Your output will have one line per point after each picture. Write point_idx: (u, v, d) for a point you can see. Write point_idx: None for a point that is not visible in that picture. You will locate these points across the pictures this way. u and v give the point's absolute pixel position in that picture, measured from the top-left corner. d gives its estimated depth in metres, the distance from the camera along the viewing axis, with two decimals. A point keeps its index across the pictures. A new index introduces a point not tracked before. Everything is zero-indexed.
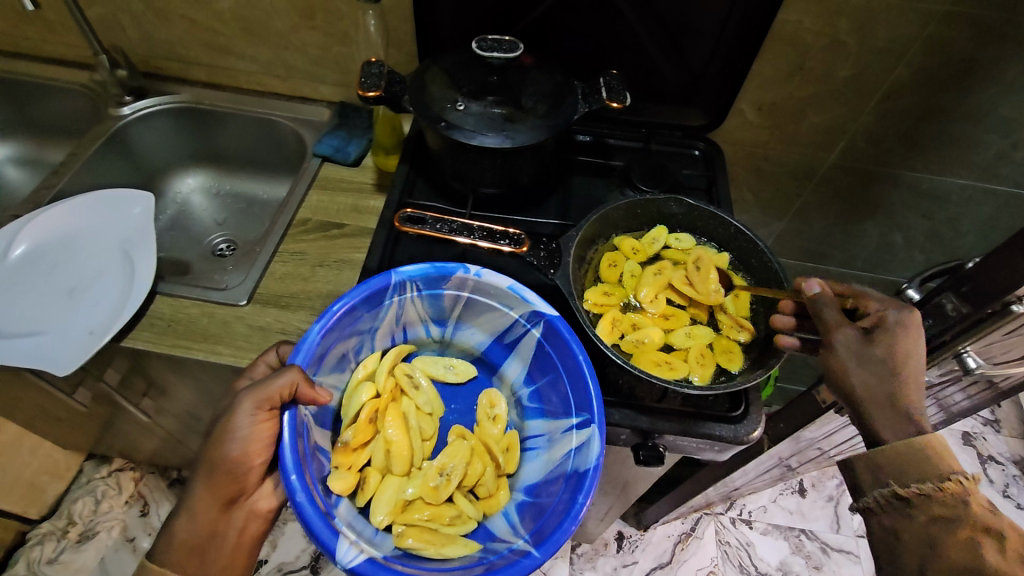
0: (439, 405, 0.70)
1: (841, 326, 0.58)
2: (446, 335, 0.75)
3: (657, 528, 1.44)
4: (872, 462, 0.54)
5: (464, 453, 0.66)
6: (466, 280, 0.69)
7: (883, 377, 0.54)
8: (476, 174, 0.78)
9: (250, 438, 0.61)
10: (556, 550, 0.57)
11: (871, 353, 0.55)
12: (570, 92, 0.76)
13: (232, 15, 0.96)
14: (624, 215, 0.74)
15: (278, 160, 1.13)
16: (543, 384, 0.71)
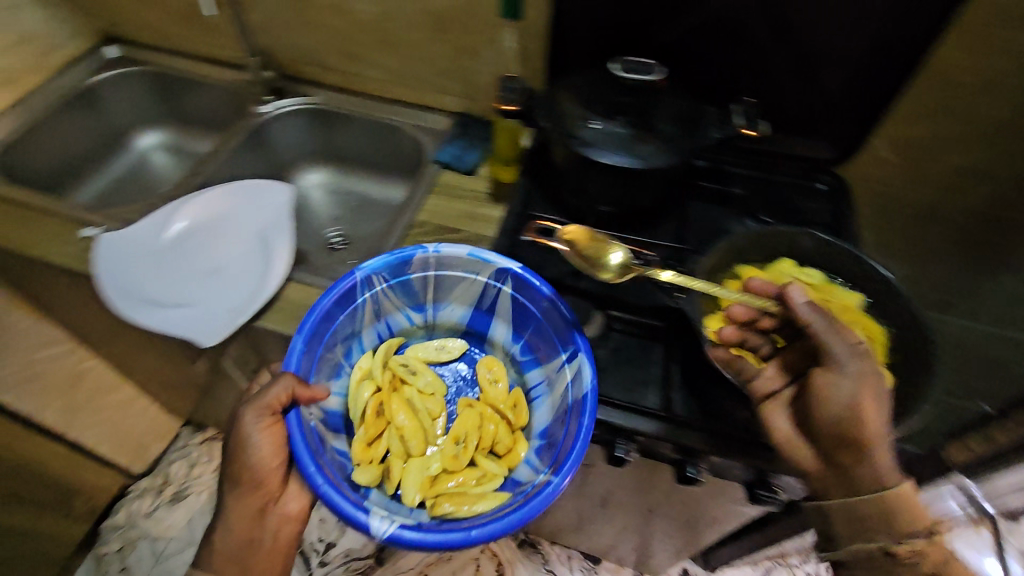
0: (439, 385, 0.79)
1: (844, 353, 0.54)
2: (428, 318, 0.84)
3: (726, 569, 1.39)
4: (852, 513, 0.52)
5: (474, 419, 0.75)
6: (426, 259, 0.78)
7: (868, 415, 0.51)
8: (596, 193, 0.79)
9: (261, 449, 0.70)
10: (576, 469, 0.64)
11: (846, 386, 0.52)
12: (702, 118, 0.75)
13: (371, 26, 1.01)
14: (753, 244, 0.72)
15: (394, 164, 1.19)
16: (529, 336, 0.80)
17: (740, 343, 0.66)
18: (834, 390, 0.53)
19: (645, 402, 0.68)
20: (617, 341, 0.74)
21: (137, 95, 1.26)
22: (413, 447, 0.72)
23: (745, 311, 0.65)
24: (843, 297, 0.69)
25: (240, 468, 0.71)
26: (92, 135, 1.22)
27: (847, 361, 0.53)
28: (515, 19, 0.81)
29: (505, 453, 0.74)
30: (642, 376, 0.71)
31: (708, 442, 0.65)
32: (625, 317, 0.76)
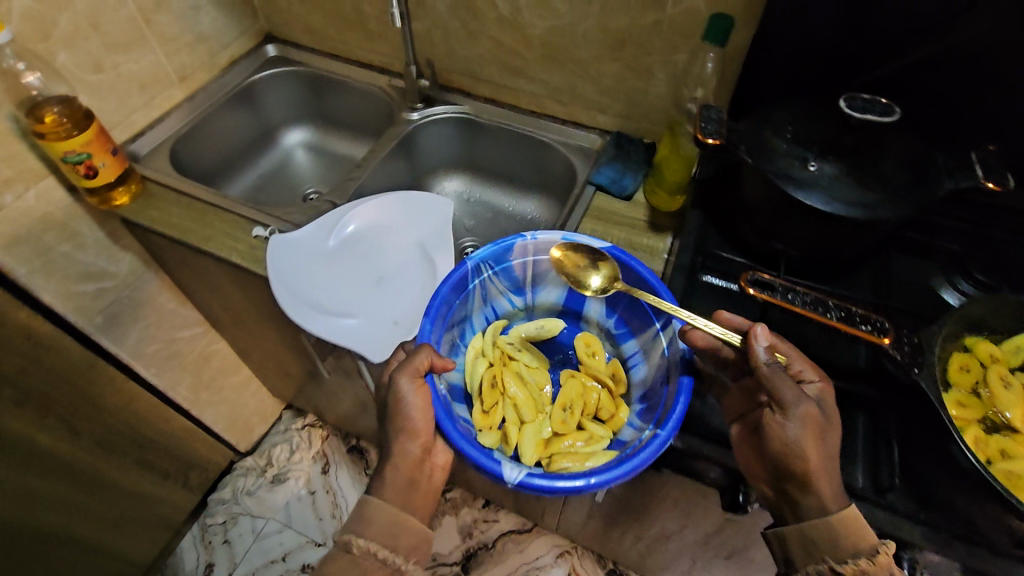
0: (543, 359, 0.79)
1: (795, 398, 0.58)
2: (528, 301, 0.84)
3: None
4: (805, 535, 0.57)
5: (576, 389, 0.75)
6: (527, 246, 0.78)
7: (812, 451, 0.57)
8: (793, 237, 0.73)
9: (419, 403, 0.69)
10: (679, 425, 0.65)
11: (795, 427, 0.57)
12: (932, 165, 0.67)
13: (540, 41, 1.00)
14: (992, 313, 0.63)
15: (535, 179, 1.16)
16: (624, 311, 0.79)
17: (981, 429, 0.58)
18: (793, 432, 0.57)
19: (847, 482, 0.60)
20: None
21: (289, 93, 1.30)
22: (531, 416, 0.72)
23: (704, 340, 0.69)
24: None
25: (399, 420, 0.69)
26: (247, 130, 1.27)
27: (796, 404, 0.58)
28: (719, 44, 0.76)
29: (608, 420, 0.73)
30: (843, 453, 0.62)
31: (930, 537, 0.57)
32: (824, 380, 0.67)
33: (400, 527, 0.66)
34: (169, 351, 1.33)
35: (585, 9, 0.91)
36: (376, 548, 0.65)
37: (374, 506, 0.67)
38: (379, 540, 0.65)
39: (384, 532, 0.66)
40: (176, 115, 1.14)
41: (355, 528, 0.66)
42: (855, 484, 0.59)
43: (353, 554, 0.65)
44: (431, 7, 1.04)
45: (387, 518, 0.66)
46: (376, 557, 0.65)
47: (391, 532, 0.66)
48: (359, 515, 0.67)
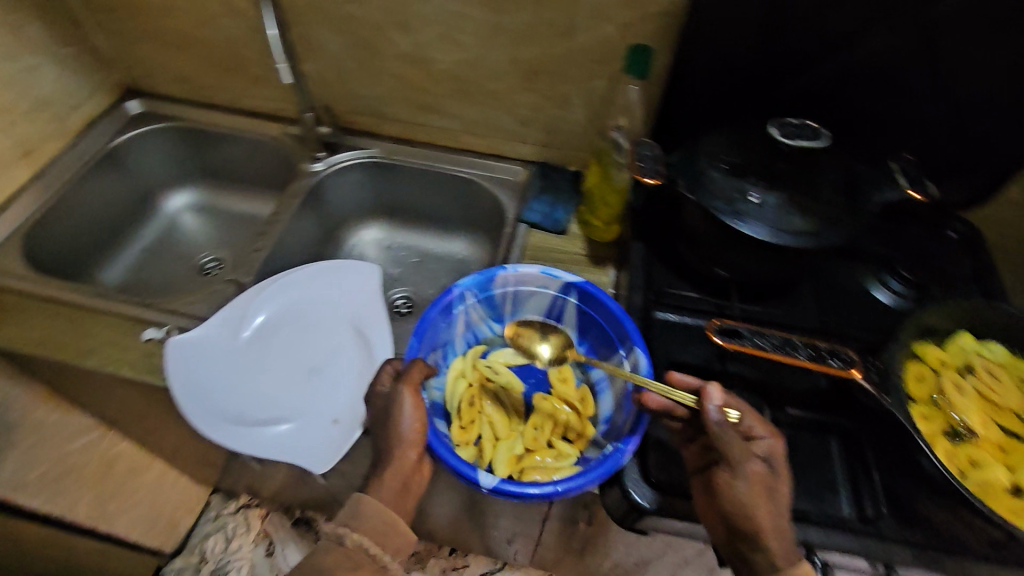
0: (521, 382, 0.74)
1: (740, 455, 0.55)
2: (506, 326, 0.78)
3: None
4: None
5: (548, 408, 0.70)
6: (508, 277, 0.73)
7: (763, 511, 0.53)
8: (743, 263, 0.72)
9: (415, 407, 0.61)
10: (638, 440, 0.60)
11: (744, 485, 0.54)
12: (863, 180, 0.68)
13: (448, 75, 0.93)
14: (935, 317, 0.65)
15: (460, 216, 1.09)
16: (599, 341, 0.74)
17: (948, 442, 0.59)
18: (746, 491, 0.53)
19: (835, 510, 0.60)
20: (787, 436, 0.65)
21: (165, 152, 1.13)
22: (505, 436, 0.67)
23: (656, 402, 0.61)
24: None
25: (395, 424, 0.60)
26: (118, 200, 1.09)
27: (743, 460, 0.55)
28: (641, 78, 0.73)
29: (574, 441, 0.67)
30: (826, 481, 0.62)
31: (918, 558, 0.57)
32: (795, 408, 0.67)
33: (393, 529, 0.57)
34: (59, 469, 1.12)
35: (494, 41, 0.86)
36: (364, 545, 0.56)
37: (368, 501, 0.57)
38: (371, 537, 0.56)
39: (373, 533, 0.56)
40: (21, 199, 0.95)
41: (346, 521, 0.57)
42: (843, 516, 0.59)
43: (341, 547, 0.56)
44: (321, 47, 0.93)
45: (379, 517, 0.57)
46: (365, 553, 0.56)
47: (382, 531, 0.57)
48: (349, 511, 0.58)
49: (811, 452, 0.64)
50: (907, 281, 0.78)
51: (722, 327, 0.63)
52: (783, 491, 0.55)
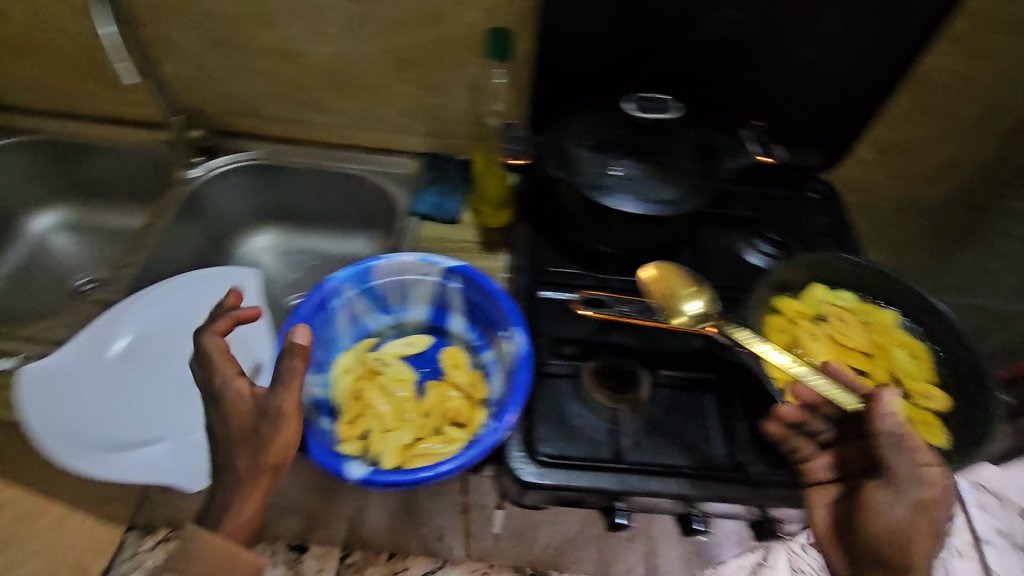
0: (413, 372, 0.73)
1: (910, 480, 0.53)
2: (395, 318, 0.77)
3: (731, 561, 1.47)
4: None
5: (437, 395, 0.69)
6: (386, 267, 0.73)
7: (914, 542, 0.53)
8: (619, 237, 0.74)
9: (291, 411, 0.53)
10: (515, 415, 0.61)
11: (904, 514, 0.53)
12: (718, 149, 0.72)
13: (322, 70, 0.90)
14: (786, 274, 0.71)
15: (355, 215, 1.05)
16: (486, 324, 0.74)
17: (805, 385, 0.64)
18: (900, 512, 0.53)
19: (710, 462, 0.63)
20: (667, 398, 0.68)
21: (22, 169, 1.04)
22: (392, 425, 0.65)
23: (791, 408, 0.62)
24: (878, 318, 0.70)
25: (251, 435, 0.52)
26: None
27: (909, 485, 0.53)
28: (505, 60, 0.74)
29: (465, 425, 0.65)
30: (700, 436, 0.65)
31: (788, 497, 0.61)
32: (668, 372, 0.70)
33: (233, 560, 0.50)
34: None
35: (362, 31, 0.84)
36: None
37: (197, 540, 0.50)
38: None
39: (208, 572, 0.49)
40: None
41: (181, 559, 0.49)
42: (717, 465, 0.63)
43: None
44: (182, 45, 0.88)
45: (214, 555, 0.49)
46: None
47: (213, 566, 0.49)
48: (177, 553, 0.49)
49: (686, 411, 0.67)
50: (776, 242, 0.83)
51: (590, 297, 0.74)
52: (942, 522, 0.53)
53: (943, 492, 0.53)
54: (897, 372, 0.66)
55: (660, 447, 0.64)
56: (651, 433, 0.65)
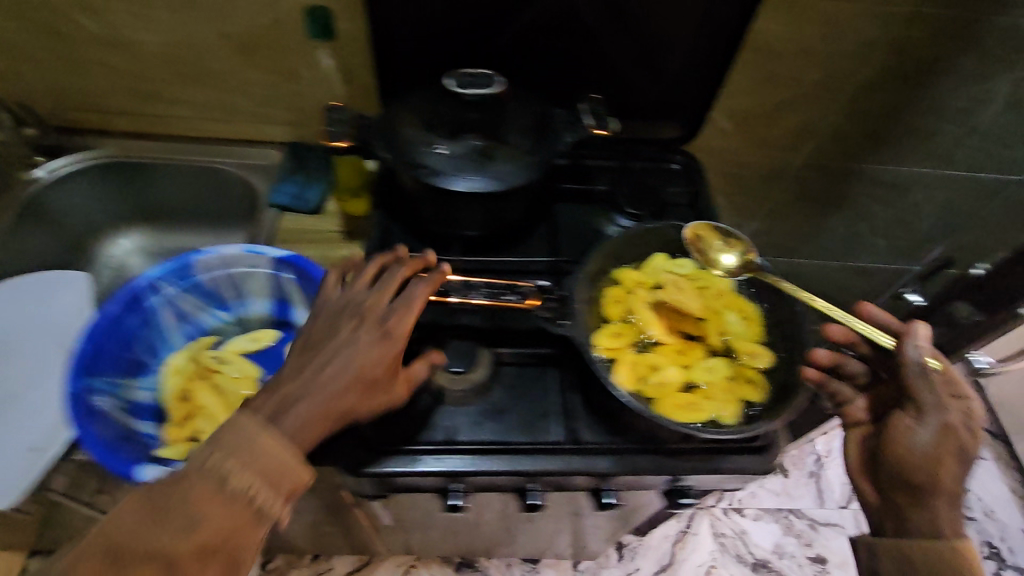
0: (253, 367, 0.71)
1: (935, 403, 0.52)
2: (236, 312, 0.74)
3: (655, 532, 1.45)
4: (901, 558, 0.51)
5: None
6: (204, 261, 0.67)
7: (956, 461, 0.51)
8: (463, 217, 0.73)
9: (334, 361, 0.51)
10: None
11: (966, 433, 0.52)
12: (552, 123, 0.72)
13: (159, 59, 0.84)
14: (626, 245, 0.73)
15: (224, 208, 1.00)
16: None
17: (634, 354, 0.64)
18: (922, 437, 0.52)
19: (546, 437, 0.65)
20: (510, 375, 0.69)
21: None
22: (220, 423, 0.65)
23: (825, 354, 0.62)
24: (716, 284, 0.72)
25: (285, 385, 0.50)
26: None
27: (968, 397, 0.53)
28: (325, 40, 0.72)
29: None
30: (541, 410, 0.67)
31: (618, 462, 0.64)
32: (513, 349, 0.70)
33: (280, 473, 0.45)
34: None
35: (193, 15, 0.79)
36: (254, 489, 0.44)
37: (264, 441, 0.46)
38: (262, 481, 0.44)
39: (265, 475, 0.45)
40: None
41: (243, 452, 0.44)
42: (553, 439, 0.65)
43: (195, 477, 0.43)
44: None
45: (270, 455, 0.45)
46: (256, 503, 0.44)
47: (285, 477, 0.45)
48: (259, 445, 0.45)
49: (529, 388, 0.68)
50: (635, 216, 0.83)
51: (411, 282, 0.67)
52: (977, 450, 0.52)
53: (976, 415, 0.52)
54: (728, 335, 0.68)
55: (500, 425, 0.66)
56: (490, 413, 0.66)
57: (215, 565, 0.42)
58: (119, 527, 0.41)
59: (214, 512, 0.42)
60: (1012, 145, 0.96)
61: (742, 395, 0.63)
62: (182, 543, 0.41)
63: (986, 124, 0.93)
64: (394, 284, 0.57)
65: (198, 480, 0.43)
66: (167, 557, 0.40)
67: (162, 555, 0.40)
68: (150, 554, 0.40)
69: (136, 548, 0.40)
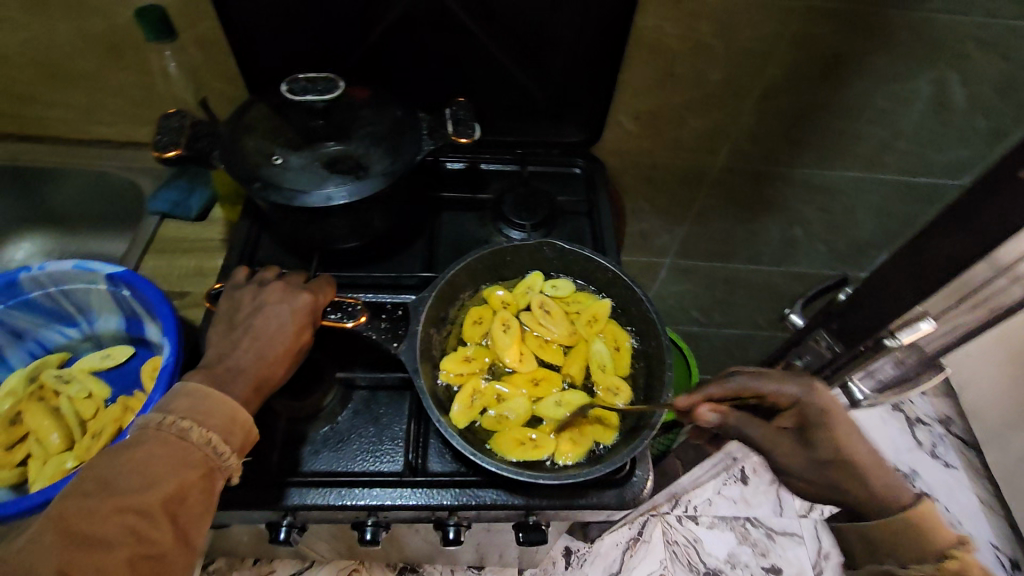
0: (100, 388, 0.67)
1: (772, 441, 0.55)
2: (87, 330, 0.71)
3: (604, 536, 1.21)
4: (866, 537, 0.54)
5: (108, 415, 0.64)
6: (31, 279, 0.64)
7: (841, 460, 0.53)
8: (323, 232, 0.68)
9: (262, 329, 0.54)
10: None
11: (820, 443, 0.53)
12: (411, 128, 0.67)
13: (25, 59, 0.80)
14: (494, 264, 0.69)
15: (119, 213, 0.97)
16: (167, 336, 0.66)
17: (480, 381, 0.63)
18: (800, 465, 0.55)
19: (388, 466, 0.61)
20: (362, 400, 0.65)
21: None
22: (53, 448, 0.63)
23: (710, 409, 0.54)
24: (592, 307, 0.67)
25: (215, 361, 0.53)
26: None
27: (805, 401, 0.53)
28: (159, 35, 0.69)
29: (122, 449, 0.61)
30: (387, 438, 0.63)
31: (461, 497, 0.59)
32: (366, 372, 0.66)
33: (237, 425, 0.49)
34: None
35: (49, 14, 0.74)
36: (210, 442, 0.47)
37: (215, 397, 0.49)
38: (217, 432, 0.48)
39: (218, 428, 0.48)
40: None
41: (191, 413, 0.48)
42: (397, 471, 0.61)
43: (157, 438, 0.46)
44: None
45: (230, 410, 0.49)
46: (209, 456, 0.47)
47: (232, 431, 0.49)
48: (200, 405, 0.48)
49: (379, 413, 0.65)
50: (524, 228, 0.77)
51: (244, 294, 0.58)
52: (845, 433, 0.53)
53: (822, 406, 0.53)
54: (592, 368, 0.64)
55: (341, 456, 0.62)
56: (330, 442, 0.62)
57: (184, 511, 0.45)
58: (84, 494, 0.42)
59: (168, 467, 0.45)
60: (945, 148, 0.90)
61: (589, 434, 0.61)
62: (146, 495, 0.43)
63: (914, 126, 0.87)
64: (291, 287, 0.58)
65: (159, 438, 0.46)
66: (139, 508, 0.42)
67: (134, 505, 0.42)
68: (122, 507, 0.42)
69: (105, 504, 0.42)
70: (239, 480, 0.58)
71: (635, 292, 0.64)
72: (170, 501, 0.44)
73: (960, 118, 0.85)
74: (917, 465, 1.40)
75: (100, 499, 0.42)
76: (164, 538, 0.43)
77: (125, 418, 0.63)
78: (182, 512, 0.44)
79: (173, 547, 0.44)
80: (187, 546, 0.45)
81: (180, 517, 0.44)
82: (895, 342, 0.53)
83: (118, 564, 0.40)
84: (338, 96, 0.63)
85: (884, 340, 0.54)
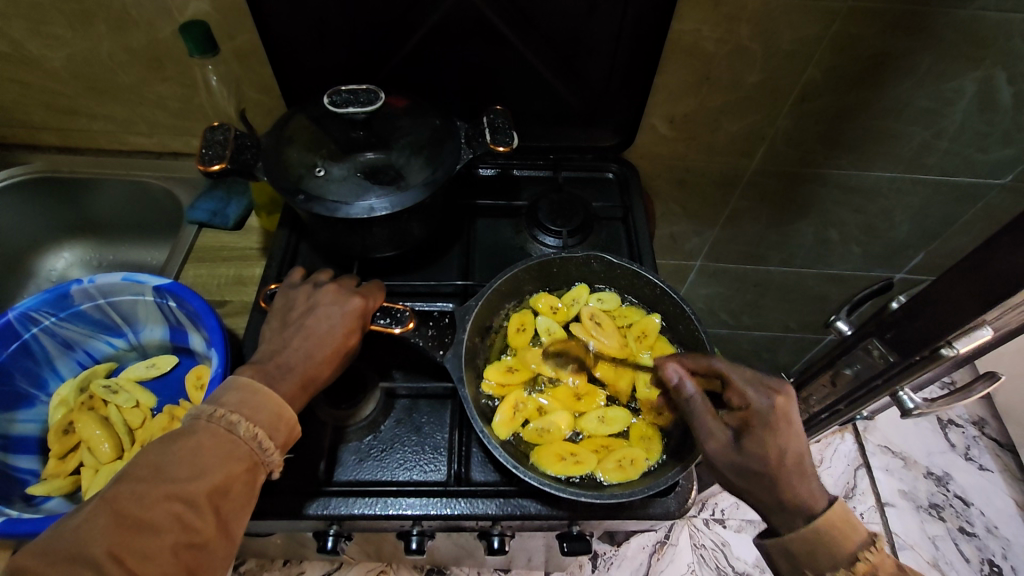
0: (147, 397, 0.69)
1: (710, 430, 0.52)
2: (132, 340, 0.73)
3: (630, 539, 1.13)
4: (786, 550, 0.50)
5: (156, 424, 0.65)
6: (82, 291, 0.66)
7: (768, 474, 0.50)
8: (362, 243, 0.69)
9: (314, 331, 0.55)
10: None
11: (755, 450, 0.50)
12: (450, 137, 0.67)
13: (69, 73, 0.81)
14: (536, 275, 0.69)
15: (158, 221, 0.99)
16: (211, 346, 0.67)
17: (523, 393, 0.63)
18: (724, 470, 0.51)
19: (431, 475, 0.62)
20: (404, 408, 0.66)
21: None
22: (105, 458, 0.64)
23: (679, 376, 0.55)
24: (639, 322, 0.68)
25: (266, 359, 0.53)
26: None
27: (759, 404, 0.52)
28: (201, 51, 0.69)
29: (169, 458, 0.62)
30: (429, 447, 0.63)
31: (502, 507, 0.59)
32: (406, 380, 0.67)
33: (283, 422, 0.49)
34: None
35: (93, 29, 0.75)
36: (255, 437, 0.47)
37: (263, 393, 0.49)
38: (264, 428, 0.48)
39: (264, 422, 0.48)
40: None
41: (239, 407, 0.48)
42: (440, 481, 0.61)
43: (207, 428, 0.46)
44: None
45: (276, 408, 0.49)
46: (255, 449, 0.47)
47: (278, 427, 0.49)
48: (250, 399, 0.48)
49: (421, 422, 0.65)
50: (559, 234, 0.76)
51: (295, 296, 0.59)
52: (780, 446, 0.50)
53: (775, 414, 0.51)
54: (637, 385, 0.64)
55: (382, 464, 0.62)
56: (374, 451, 0.63)
57: (228, 504, 0.44)
58: (134, 478, 0.42)
59: (215, 458, 0.45)
60: (988, 149, 0.88)
61: (633, 448, 0.60)
62: (192, 484, 0.43)
63: (957, 127, 0.85)
64: (342, 289, 0.58)
65: (208, 429, 0.46)
66: (185, 497, 0.42)
67: (181, 494, 0.42)
68: (171, 494, 0.42)
69: (156, 490, 0.42)
70: (285, 488, 0.59)
71: (681, 306, 0.64)
72: (215, 493, 0.44)
73: (1004, 118, 0.83)
74: (950, 468, 1.24)
75: (150, 484, 0.42)
76: (208, 527, 0.43)
77: (173, 426, 0.65)
78: (226, 505, 0.44)
79: (215, 538, 0.43)
80: (229, 538, 0.45)
81: (224, 508, 0.44)
82: (953, 350, 0.54)
83: (164, 550, 0.40)
84: (383, 105, 0.64)
85: (941, 349, 0.55)
